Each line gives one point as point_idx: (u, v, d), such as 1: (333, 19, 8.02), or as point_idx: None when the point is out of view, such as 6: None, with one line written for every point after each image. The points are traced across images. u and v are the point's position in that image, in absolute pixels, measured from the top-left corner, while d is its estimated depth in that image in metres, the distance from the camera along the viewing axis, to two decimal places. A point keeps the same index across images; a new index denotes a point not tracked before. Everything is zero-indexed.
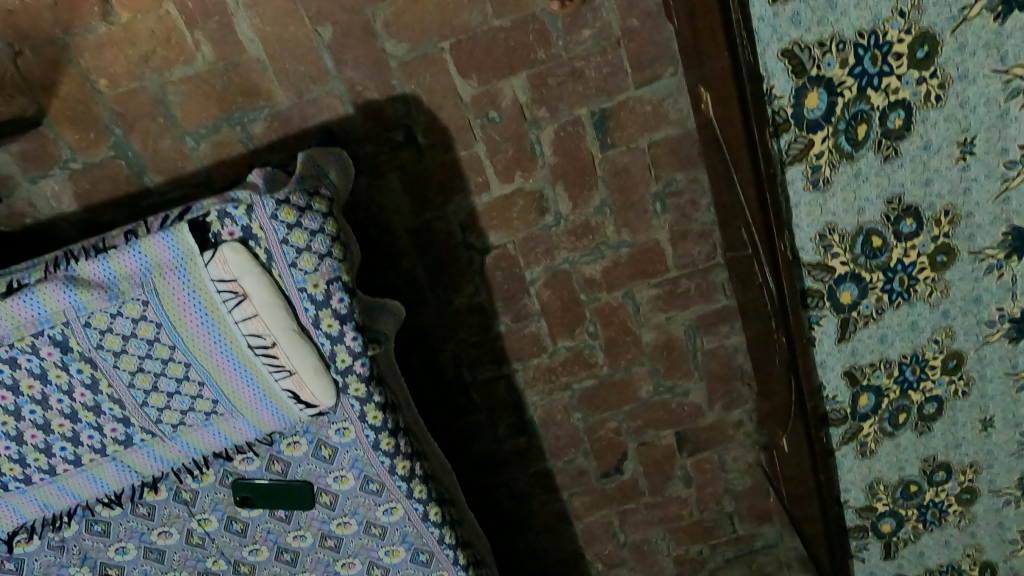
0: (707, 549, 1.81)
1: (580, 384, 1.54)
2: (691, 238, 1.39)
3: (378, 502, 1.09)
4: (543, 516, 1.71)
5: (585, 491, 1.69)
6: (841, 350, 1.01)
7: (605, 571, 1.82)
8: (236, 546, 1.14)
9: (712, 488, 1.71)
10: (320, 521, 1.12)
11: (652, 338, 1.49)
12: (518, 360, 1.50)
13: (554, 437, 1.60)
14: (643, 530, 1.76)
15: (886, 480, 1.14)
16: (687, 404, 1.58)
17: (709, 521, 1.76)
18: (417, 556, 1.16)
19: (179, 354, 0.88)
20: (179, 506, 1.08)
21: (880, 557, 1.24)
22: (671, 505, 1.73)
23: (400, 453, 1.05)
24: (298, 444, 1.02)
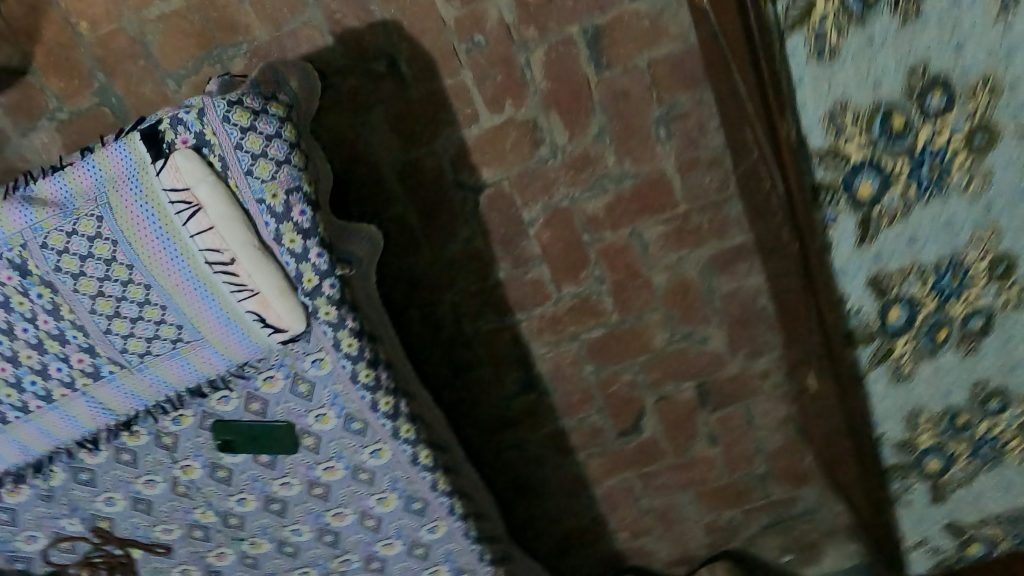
0: (740, 515, 1.69)
1: (589, 334, 1.45)
2: (701, 167, 1.29)
3: (363, 444, 1.03)
4: (559, 481, 1.63)
5: (602, 452, 1.59)
6: (863, 254, 0.88)
7: (630, 540, 1.72)
8: (223, 496, 1.10)
9: (741, 447, 1.60)
10: (305, 468, 1.06)
11: (664, 282, 1.39)
12: (522, 310, 1.43)
13: (565, 393, 1.52)
14: (669, 495, 1.65)
15: (929, 409, 1.00)
16: (707, 353, 1.48)
17: (741, 485, 1.65)
18: (411, 505, 1.09)
19: (138, 275, 0.85)
20: (161, 453, 1.05)
21: (927, 502, 1.09)
22: (698, 467, 1.62)
23: (382, 388, 0.99)
24: (274, 378, 0.98)
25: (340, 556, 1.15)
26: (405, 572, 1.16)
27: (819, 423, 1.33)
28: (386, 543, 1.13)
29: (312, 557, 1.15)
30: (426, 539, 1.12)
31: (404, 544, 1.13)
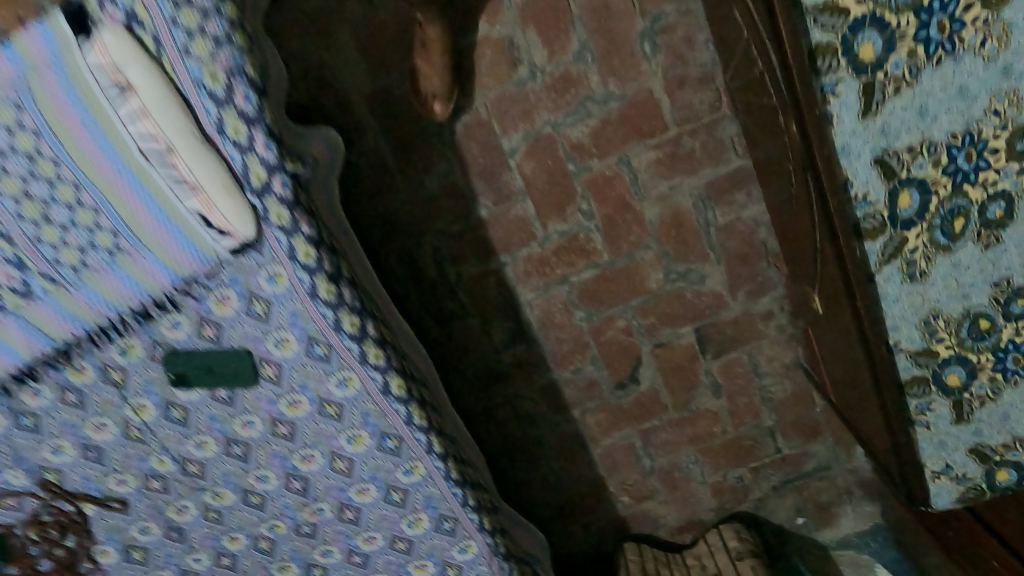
0: (748, 475, 1.61)
1: (579, 276, 1.37)
2: (690, 85, 1.20)
3: (328, 372, 0.94)
4: (554, 441, 1.54)
5: (599, 407, 1.51)
6: (867, 129, 0.80)
7: (633, 506, 1.62)
8: (180, 440, 1.00)
9: (746, 398, 1.51)
10: (268, 403, 0.97)
11: (656, 215, 1.31)
12: (506, 252, 1.34)
13: (556, 342, 1.43)
14: (672, 454, 1.57)
15: (946, 312, 0.92)
16: (706, 294, 1.39)
17: (748, 440, 1.56)
18: (385, 444, 1.00)
19: (66, 172, 0.77)
20: (109, 391, 0.96)
21: (952, 422, 1.00)
22: (701, 421, 1.53)
23: (346, 306, 0.91)
24: (227, 299, 0.90)
25: (311, 506, 1.04)
26: (382, 522, 1.05)
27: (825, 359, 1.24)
28: (359, 488, 1.03)
29: (280, 507, 1.05)
30: (403, 483, 1.02)
31: (379, 489, 1.03)
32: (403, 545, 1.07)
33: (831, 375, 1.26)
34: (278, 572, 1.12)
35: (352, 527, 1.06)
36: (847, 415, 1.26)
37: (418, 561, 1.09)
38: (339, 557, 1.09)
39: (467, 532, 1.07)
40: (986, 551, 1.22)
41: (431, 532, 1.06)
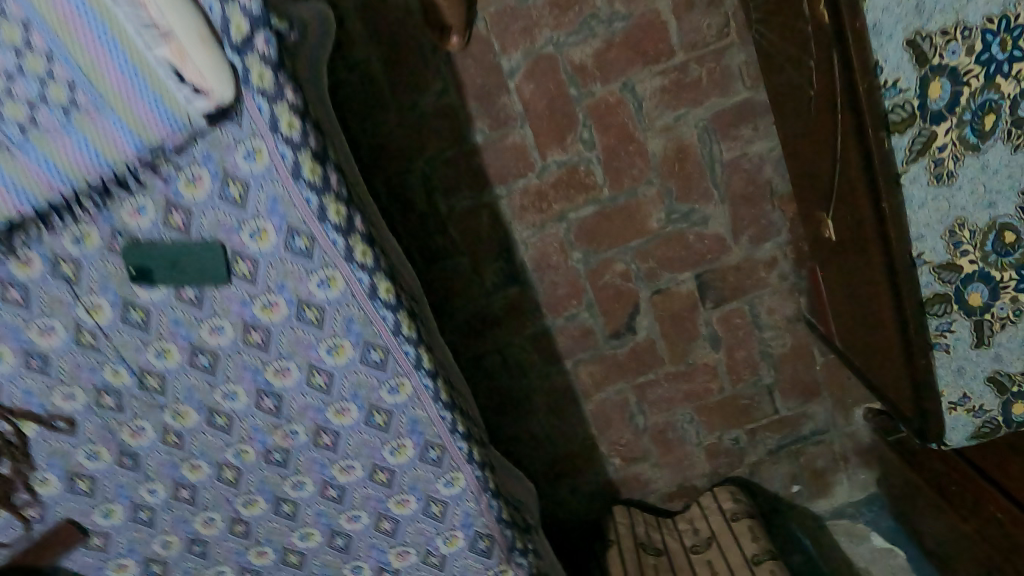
0: (744, 437, 1.52)
1: (578, 213, 1.30)
2: (698, 7, 1.16)
3: (309, 270, 0.85)
4: (544, 394, 1.45)
5: (593, 358, 1.43)
6: (901, 5, 0.76)
7: (625, 468, 1.53)
8: (138, 348, 0.90)
9: (745, 352, 1.44)
10: (240, 306, 0.88)
11: (660, 147, 1.26)
12: (501, 184, 1.27)
13: (551, 286, 1.35)
14: (666, 411, 1.48)
15: (972, 222, 0.87)
16: (708, 237, 1.34)
17: (745, 399, 1.49)
18: (369, 357, 0.90)
19: (12, 7, 0.68)
20: (59, 287, 0.85)
21: (971, 346, 0.94)
22: (698, 376, 1.46)
23: (332, 193, 0.82)
24: (199, 180, 0.81)
25: (283, 428, 0.94)
26: (362, 449, 0.96)
27: (838, 299, 1.18)
28: (338, 409, 0.93)
29: (248, 430, 0.95)
30: (387, 403, 0.93)
31: (361, 409, 0.93)
32: (384, 476, 0.98)
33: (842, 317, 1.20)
34: (243, 508, 1.00)
35: (328, 455, 0.96)
36: (856, 359, 1.20)
37: (399, 496, 0.99)
38: (312, 490, 0.99)
39: (454, 462, 0.98)
40: (992, 505, 1.12)
41: (415, 462, 0.97)
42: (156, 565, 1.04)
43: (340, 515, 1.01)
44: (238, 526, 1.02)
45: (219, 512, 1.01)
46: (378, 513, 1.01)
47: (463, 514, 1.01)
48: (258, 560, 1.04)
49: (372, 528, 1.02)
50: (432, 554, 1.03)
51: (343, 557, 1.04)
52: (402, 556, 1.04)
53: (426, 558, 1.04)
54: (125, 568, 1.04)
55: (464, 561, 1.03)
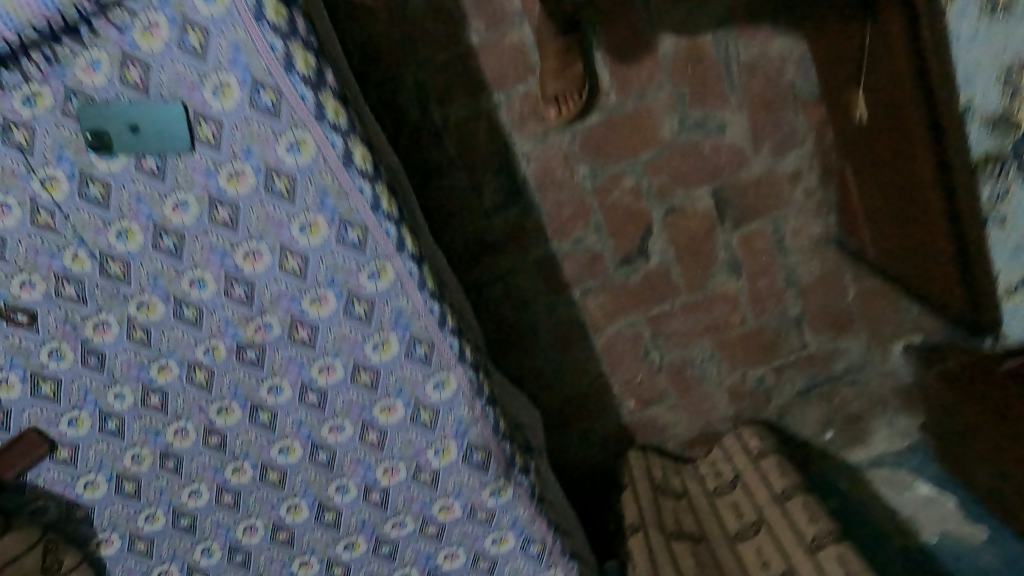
0: (770, 376, 1.38)
1: (583, 122, 1.19)
2: None
3: (278, 132, 0.78)
4: (552, 328, 1.33)
5: (603, 287, 1.31)
6: None
7: (639, 412, 1.40)
8: (99, 228, 0.82)
9: (770, 280, 1.31)
10: (205, 177, 0.80)
11: (670, 48, 1.15)
12: (500, 90, 1.18)
13: (555, 204, 1.25)
14: (683, 346, 1.35)
15: None
16: (725, 147, 1.23)
17: (770, 332, 1.34)
18: (346, 236, 0.82)
19: None
20: (11, 156, 0.78)
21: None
22: (718, 307, 1.33)
23: (299, 40, 0.75)
24: (155, 28, 0.73)
25: (256, 321, 0.86)
26: (343, 345, 0.87)
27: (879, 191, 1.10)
28: (315, 298, 0.85)
29: (219, 323, 0.87)
30: (367, 291, 0.85)
31: (340, 298, 0.85)
32: (367, 378, 0.89)
33: (890, 217, 1.09)
34: (217, 417, 0.92)
35: (306, 353, 0.88)
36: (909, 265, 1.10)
37: (385, 402, 0.90)
38: (290, 396, 0.90)
39: (444, 362, 0.89)
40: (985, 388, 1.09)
41: (400, 361, 0.88)
42: (129, 484, 0.96)
43: (322, 425, 0.92)
44: (213, 438, 0.93)
45: (191, 422, 0.93)
46: (363, 422, 0.91)
47: (455, 422, 0.91)
48: (236, 478, 0.95)
49: (357, 440, 0.92)
50: (424, 471, 0.93)
51: (329, 475, 0.95)
52: (391, 473, 0.94)
53: (417, 474, 0.94)
54: (96, 486, 0.96)
55: (459, 478, 0.93)
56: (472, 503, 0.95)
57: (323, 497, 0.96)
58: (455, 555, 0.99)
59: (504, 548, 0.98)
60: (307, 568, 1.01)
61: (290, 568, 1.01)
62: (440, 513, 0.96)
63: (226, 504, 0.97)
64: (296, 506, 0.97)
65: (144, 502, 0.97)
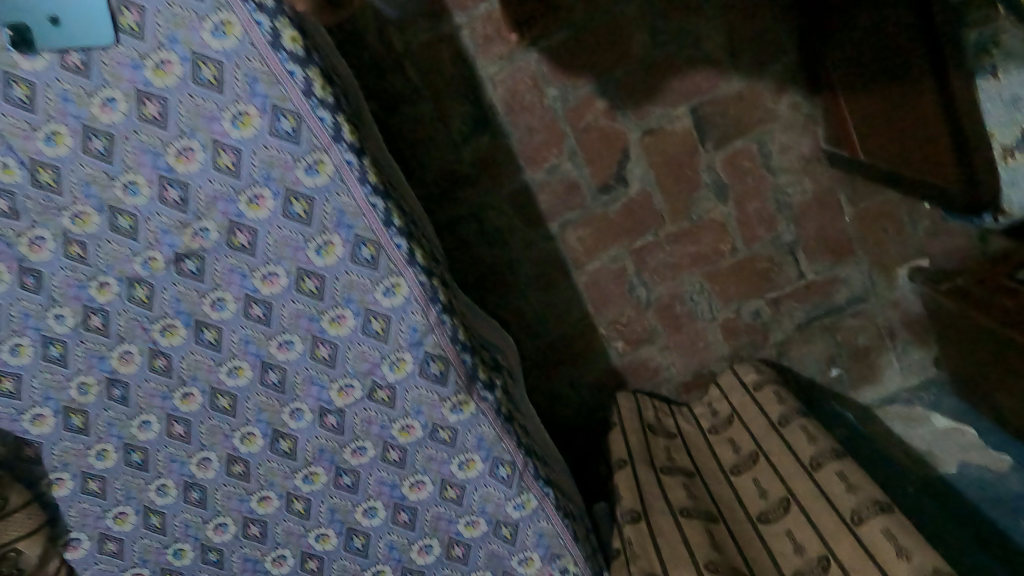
0: (766, 310, 1.29)
1: (550, 40, 1.14)
2: None
3: (201, 15, 0.74)
4: (530, 267, 1.27)
5: (582, 219, 1.25)
6: None
7: (629, 353, 1.32)
8: (26, 134, 0.78)
9: (760, 203, 1.23)
10: (131, 71, 0.76)
11: None
12: (460, 11, 1.13)
13: (526, 131, 1.19)
14: (671, 280, 1.28)
15: None
16: (702, 61, 1.16)
17: (764, 261, 1.26)
18: (279, 126, 0.78)
19: None
20: None
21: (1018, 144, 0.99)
22: (706, 235, 1.25)
23: None
24: None
25: (192, 227, 0.83)
26: (284, 250, 0.82)
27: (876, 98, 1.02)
28: (251, 198, 0.81)
29: (155, 233, 0.83)
30: (306, 187, 0.80)
31: (277, 196, 0.81)
32: (312, 285, 0.83)
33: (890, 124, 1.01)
34: (161, 338, 0.88)
35: (247, 261, 0.83)
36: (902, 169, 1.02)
37: (334, 312, 0.85)
38: (235, 310, 0.86)
39: (392, 265, 0.83)
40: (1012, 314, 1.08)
41: (345, 264, 0.82)
42: (76, 417, 0.91)
43: (271, 342, 0.87)
44: (159, 361, 0.89)
45: (136, 345, 0.88)
46: (313, 337, 0.86)
47: (409, 331, 0.85)
48: (185, 406, 0.90)
49: (308, 357, 0.87)
50: (380, 389, 0.87)
51: (282, 399, 0.89)
52: (346, 393, 0.88)
53: (373, 393, 0.87)
54: (43, 421, 0.90)
55: (417, 393, 0.86)
56: (433, 422, 0.88)
57: (277, 423, 0.90)
58: (421, 484, 0.91)
59: (472, 473, 0.90)
60: (267, 504, 0.94)
61: (248, 505, 0.94)
62: (400, 435, 0.89)
63: (177, 436, 0.92)
64: (250, 435, 0.91)
65: (93, 437, 0.92)
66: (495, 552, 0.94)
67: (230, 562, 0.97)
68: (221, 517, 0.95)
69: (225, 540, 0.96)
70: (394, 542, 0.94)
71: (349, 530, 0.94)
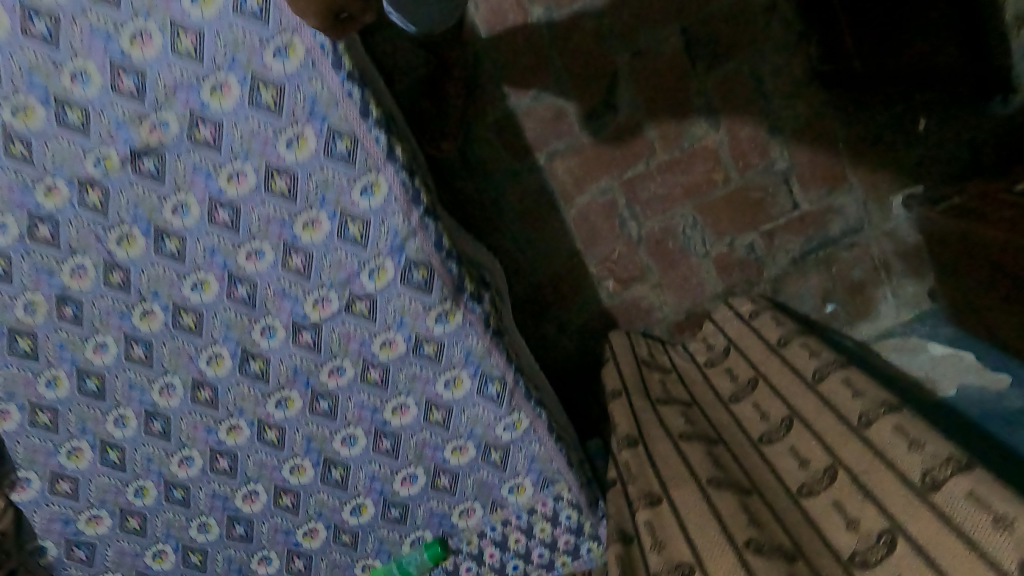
0: (760, 243, 1.26)
1: None
2: None
3: None
4: (517, 201, 1.22)
5: (571, 149, 1.20)
6: None
7: (620, 293, 1.27)
8: None
9: (752, 130, 1.20)
10: None
11: None
12: None
13: (510, 53, 1.14)
14: (664, 213, 1.23)
15: None
16: None
17: (757, 192, 1.23)
18: (245, 3, 0.71)
19: None
20: None
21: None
22: (698, 165, 1.21)
23: None
24: None
25: (149, 119, 0.75)
26: (253, 144, 0.76)
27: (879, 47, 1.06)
28: (216, 86, 0.74)
29: (109, 126, 0.75)
30: (275, 73, 0.73)
31: (243, 84, 0.74)
32: (284, 185, 0.77)
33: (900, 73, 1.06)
34: (118, 249, 0.80)
35: (211, 158, 0.76)
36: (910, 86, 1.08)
37: (307, 216, 0.78)
38: (198, 216, 0.79)
39: (371, 161, 0.77)
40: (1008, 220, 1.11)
41: (319, 160, 0.76)
42: (24, 341, 0.82)
43: (239, 251, 0.80)
44: (115, 275, 0.81)
45: (89, 257, 0.80)
46: (285, 244, 0.79)
47: (389, 235, 0.78)
48: (145, 325, 0.83)
49: (280, 267, 0.80)
50: (359, 300, 0.81)
51: (251, 315, 0.82)
52: (322, 306, 0.81)
53: (352, 306, 0.81)
54: None
55: (400, 303, 0.80)
56: (417, 335, 0.82)
57: (247, 342, 0.83)
58: (405, 408, 0.85)
59: (460, 393, 0.84)
60: (236, 435, 0.87)
61: (216, 436, 0.87)
62: (381, 351, 0.82)
63: (137, 360, 0.84)
64: (217, 357, 0.84)
65: (43, 363, 0.84)
66: (484, 481, 0.88)
67: (197, 500, 0.90)
68: (186, 450, 0.88)
69: (191, 475, 0.89)
70: (375, 473, 0.88)
71: (327, 461, 0.87)
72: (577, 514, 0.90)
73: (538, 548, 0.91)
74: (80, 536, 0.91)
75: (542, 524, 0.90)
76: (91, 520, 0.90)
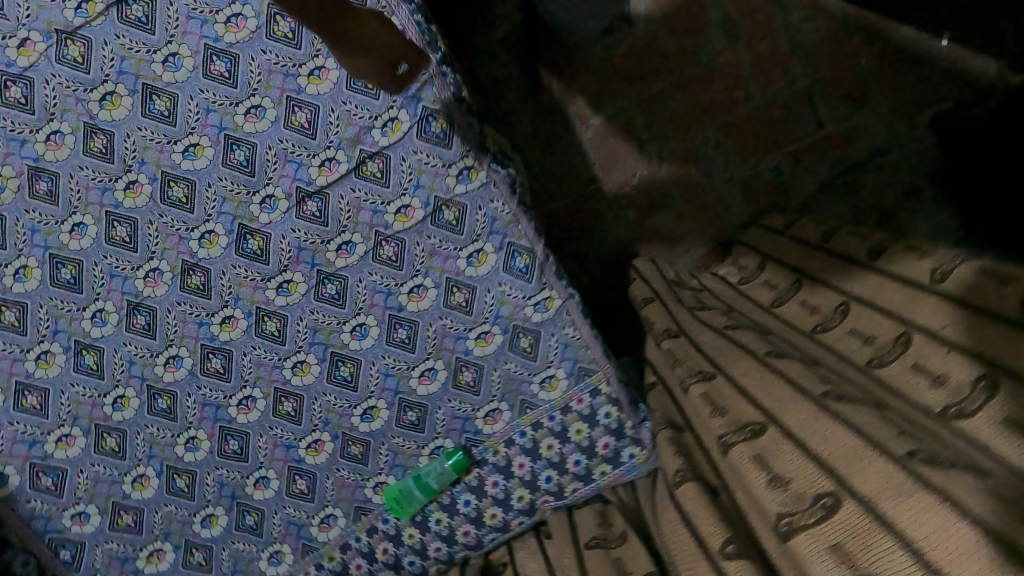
0: (786, 165, 1.19)
1: None
2: None
3: None
4: (530, 124, 1.19)
5: (586, 66, 1.15)
6: None
7: (642, 223, 1.21)
8: None
9: (772, 43, 1.15)
10: None
11: None
12: None
13: None
14: (683, 133, 1.18)
15: None
16: None
17: (780, 110, 1.18)
18: None
19: None
20: None
21: None
22: (717, 82, 1.16)
23: None
24: None
25: None
26: None
27: None
28: None
29: None
30: None
31: None
32: (287, 29, 0.70)
33: None
34: (100, 111, 0.71)
35: (208, 2, 0.69)
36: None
37: (313, 64, 0.71)
38: (191, 69, 0.71)
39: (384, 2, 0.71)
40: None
41: None
42: None
43: (236, 109, 0.72)
44: (96, 142, 0.72)
45: (67, 122, 0.71)
46: (288, 99, 0.72)
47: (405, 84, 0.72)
48: (129, 201, 0.73)
49: (283, 126, 0.72)
50: (371, 161, 0.74)
51: (250, 184, 0.74)
52: (329, 169, 0.73)
53: (363, 167, 0.74)
54: None
55: (416, 160, 0.73)
56: (436, 199, 0.75)
57: (246, 216, 0.74)
58: (423, 291, 0.77)
59: (484, 269, 0.77)
60: (231, 328, 0.77)
61: (208, 330, 0.77)
62: (396, 221, 0.75)
63: (119, 243, 0.74)
64: (211, 235, 0.75)
65: (11, 249, 0.73)
66: (512, 373, 0.80)
67: (184, 410, 0.79)
68: (174, 348, 0.77)
69: (179, 379, 0.78)
70: (389, 368, 0.79)
71: (334, 356, 0.78)
72: (617, 411, 0.80)
73: (574, 454, 0.82)
74: (46, 461, 0.78)
75: (579, 424, 0.81)
76: (61, 441, 0.78)
